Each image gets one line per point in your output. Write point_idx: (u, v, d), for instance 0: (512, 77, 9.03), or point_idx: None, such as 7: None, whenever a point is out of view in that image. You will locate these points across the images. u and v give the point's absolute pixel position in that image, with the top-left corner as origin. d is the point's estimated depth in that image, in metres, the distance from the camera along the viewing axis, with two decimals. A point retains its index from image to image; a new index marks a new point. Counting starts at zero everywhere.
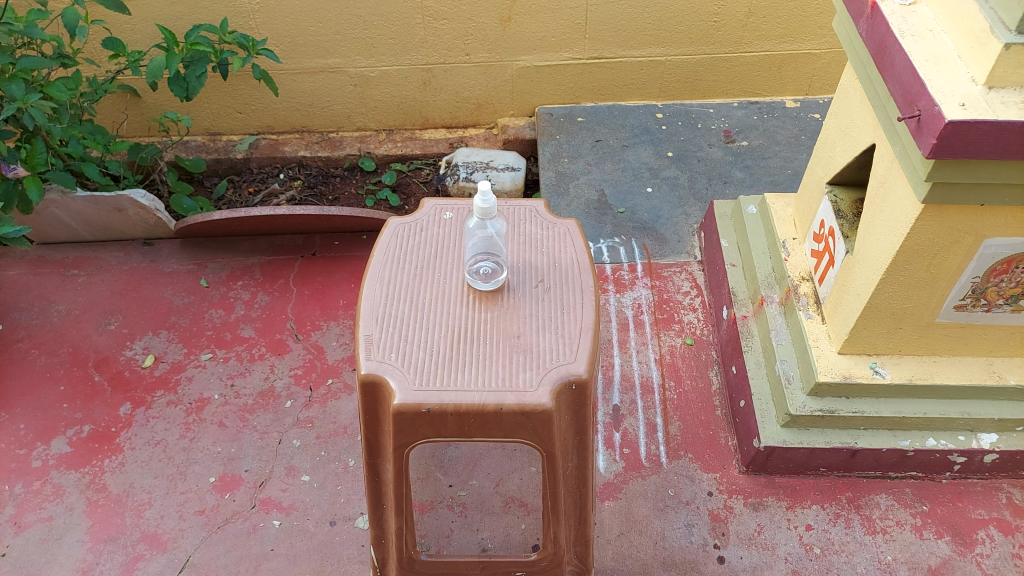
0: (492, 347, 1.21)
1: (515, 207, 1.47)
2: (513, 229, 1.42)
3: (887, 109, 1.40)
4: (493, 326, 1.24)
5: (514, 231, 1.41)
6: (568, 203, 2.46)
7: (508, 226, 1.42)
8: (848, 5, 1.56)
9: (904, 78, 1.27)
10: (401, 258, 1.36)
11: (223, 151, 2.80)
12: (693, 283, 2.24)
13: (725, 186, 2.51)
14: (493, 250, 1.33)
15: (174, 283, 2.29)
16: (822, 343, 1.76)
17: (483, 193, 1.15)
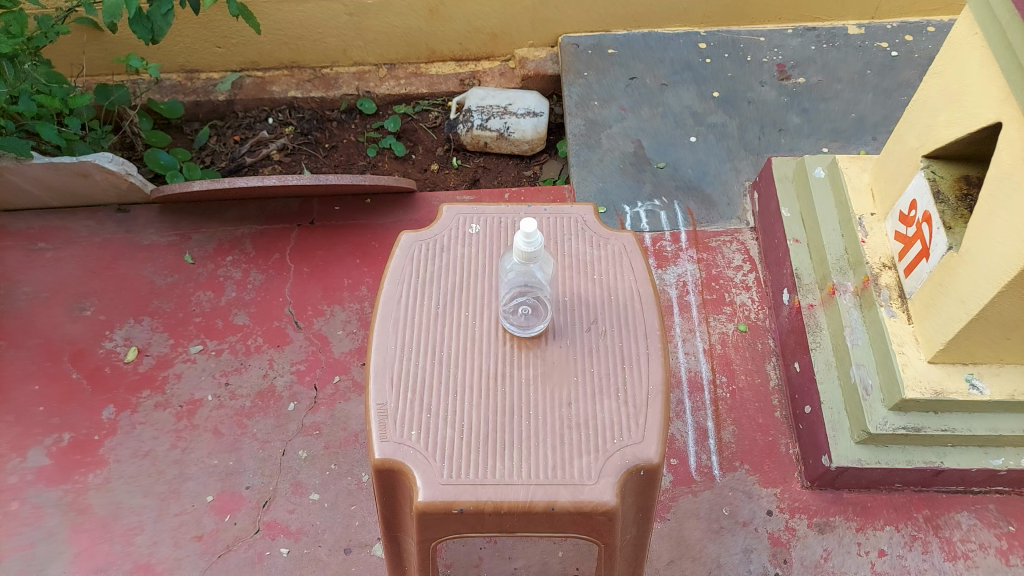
0: (539, 420, 0.99)
1: (563, 215, 1.23)
2: (557, 251, 1.18)
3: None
4: (537, 392, 1.02)
5: (560, 254, 1.17)
6: (600, 157, 2.16)
7: (549, 246, 1.18)
8: None
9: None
10: (419, 291, 1.13)
11: (202, 92, 2.45)
12: (746, 256, 1.96)
13: (780, 136, 2.18)
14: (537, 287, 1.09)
15: (155, 258, 2.02)
16: (908, 349, 1.51)
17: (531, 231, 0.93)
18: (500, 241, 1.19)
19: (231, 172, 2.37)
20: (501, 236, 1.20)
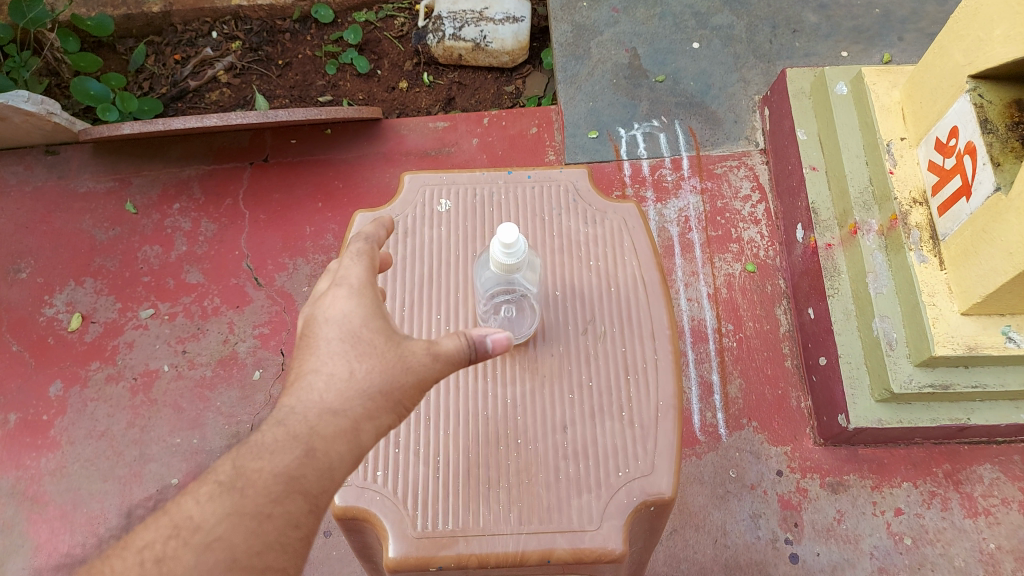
0: (534, 450, 0.97)
1: (557, 177, 1.22)
2: (549, 229, 1.17)
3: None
4: (531, 416, 0.99)
5: (556, 235, 1.15)
6: (590, 70, 1.91)
7: (540, 222, 1.17)
8: None
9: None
10: (385, 283, 1.13)
11: (133, 3, 2.14)
12: (755, 184, 1.75)
13: (794, 38, 1.91)
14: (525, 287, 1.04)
15: (93, 208, 1.80)
16: (939, 300, 1.34)
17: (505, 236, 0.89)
18: (471, 220, 1.18)
19: (174, 98, 2.09)
20: (474, 212, 1.19)
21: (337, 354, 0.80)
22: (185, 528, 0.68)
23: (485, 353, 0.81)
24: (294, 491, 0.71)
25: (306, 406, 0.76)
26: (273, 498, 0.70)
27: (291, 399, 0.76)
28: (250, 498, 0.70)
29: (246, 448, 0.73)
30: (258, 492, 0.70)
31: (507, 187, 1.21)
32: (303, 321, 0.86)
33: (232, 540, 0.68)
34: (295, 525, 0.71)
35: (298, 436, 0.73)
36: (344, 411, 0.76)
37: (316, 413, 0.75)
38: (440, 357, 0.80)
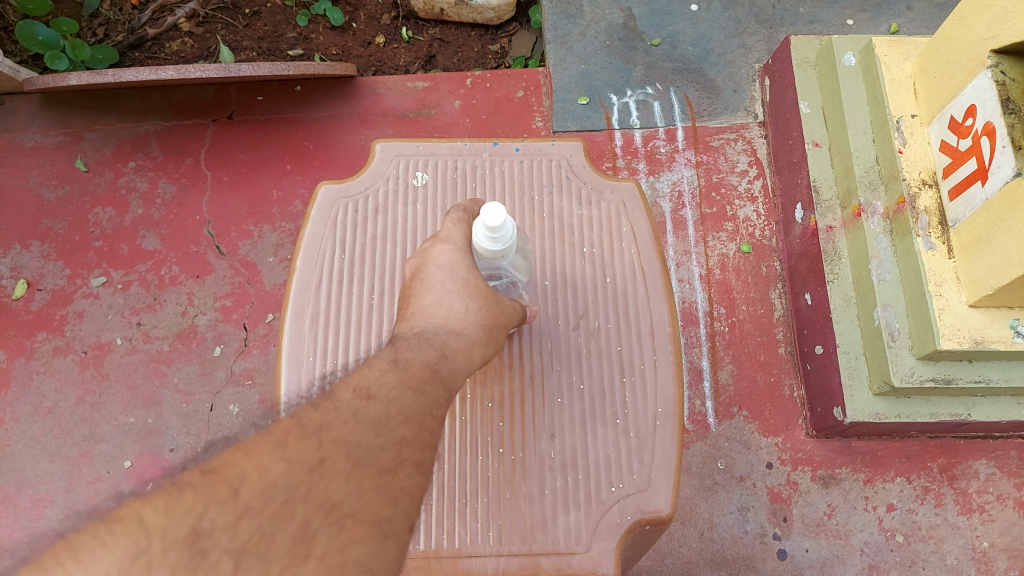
0: (524, 461, 1.01)
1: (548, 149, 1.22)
2: (542, 209, 1.16)
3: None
4: (521, 425, 1.03)
5: (551, 216, 1.15)
6: (582, 30, 1.78)
7: (533, 198, 1.17)
8: None
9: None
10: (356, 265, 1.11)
11: None
12: (753, 159, 1.66)
13: (798, 3, 1.79)
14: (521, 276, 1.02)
15: (40, 164, 1.65)
16: (946, 289, 1.26)
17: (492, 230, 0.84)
18: (448, 195, 1.17)
19: (132, 46, 1.94)
20: (453, 187, 1.17)
21: (452, 291, 0.92)
22: (367, 392, 0.80)
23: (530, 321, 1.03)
24: (441, 381, 0.85)
25: (437, 318, 0.90)
26: (427, 380, 0.83)
27: (419, 318, 0.91)
28: (413, 374, 0.83)
29: (395, 347, 0.87)
30: (415, 376, 0.83)
31: (491, 160, 1.20)
32: (408, 270, 0.97)
33: (404, 401, 0.80)
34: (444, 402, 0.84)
35: (434, 344, 0.88)
36: (463, 334, 0.90)
37: (447, 329, 0.89)
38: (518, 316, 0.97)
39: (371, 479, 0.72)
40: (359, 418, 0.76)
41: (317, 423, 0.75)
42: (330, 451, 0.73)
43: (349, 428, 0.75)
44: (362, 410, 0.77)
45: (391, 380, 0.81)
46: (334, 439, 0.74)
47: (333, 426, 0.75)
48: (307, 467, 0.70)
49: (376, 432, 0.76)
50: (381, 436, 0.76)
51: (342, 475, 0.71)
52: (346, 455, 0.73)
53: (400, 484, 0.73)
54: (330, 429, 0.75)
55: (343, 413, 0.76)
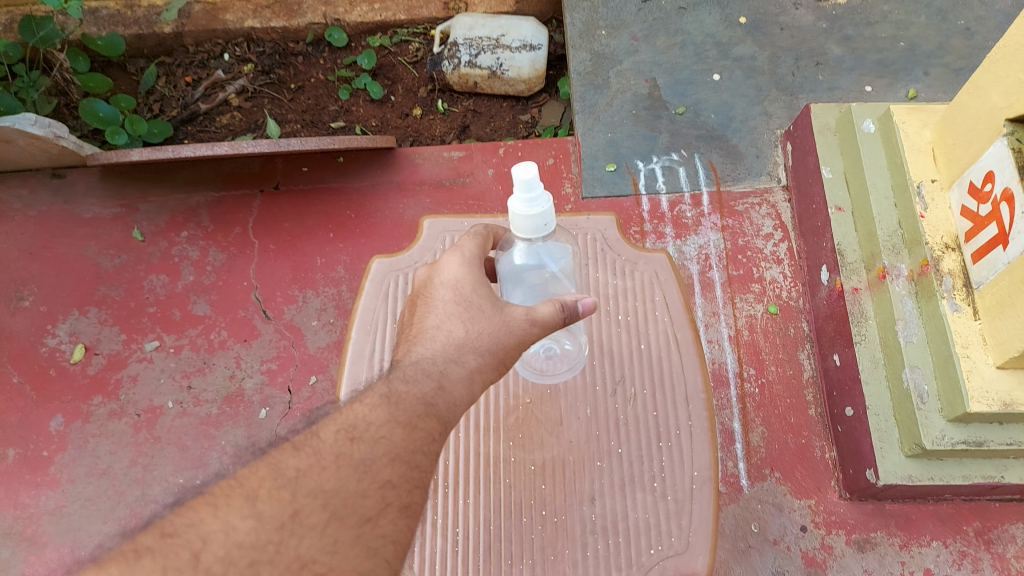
0: (565, 520, 1.11)
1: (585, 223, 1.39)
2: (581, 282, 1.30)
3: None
4: (562, 485, 1.14)
5: (585, 287, 1.30)
6: (609, 101, 1.86)
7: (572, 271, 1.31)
8: None
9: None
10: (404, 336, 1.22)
11: (144, 23, 2.10)
12: (777, 221, 1.71)
13: (817, 71, 1.86)
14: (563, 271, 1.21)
15: (99, 235, 1.76)
16: (973, 352, 1.28)
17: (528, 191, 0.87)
18: None
19: (185, 121, 2.06)
20: None
21: (454, 314, 0.91)
22: (352, 431, 0.81)
23: (576, 316, 0.93)
24: (433, 417, 0.84)
25: (436, 347, 0.89)
26: (420, 414, 0.83)
27: (421, 344, 0.90)
28: (403, 411, 0.83)
29: (395, 377, 0.87)
30: (409, 412, 0.83)
31: None
32: (421, 276, 0.99)
33: (393, 441, 0.81)
34: (433, 440, 0.83)
35: (432, 374, 0.86)
36: (464, 360, 0.88)
37: (445, 356, 0.88)
38: (537, 322, 0.90)
39: (355, 526, 0.75)
40: (345, 461, 0.79)
41: (295, 470, 0.77)
42: (308, 502, 0.75)
43: (329, 477, 0.77)
44: (345, 457, 0.79)
45: (379, 418, 0.82)
46: (313, 488, 0.76)
47: (307, 476, 0.77)
48: (281, 520, 0.73)
49: (358, 477, 0.78)
50: (363, 481, 0.78)
51: (315, 530, 0.74)
52: (324, 505, 0.75)
53: (383, 530, 0.76)
54: (304, 478, 0.77)
55: (324, 463, 0.78)
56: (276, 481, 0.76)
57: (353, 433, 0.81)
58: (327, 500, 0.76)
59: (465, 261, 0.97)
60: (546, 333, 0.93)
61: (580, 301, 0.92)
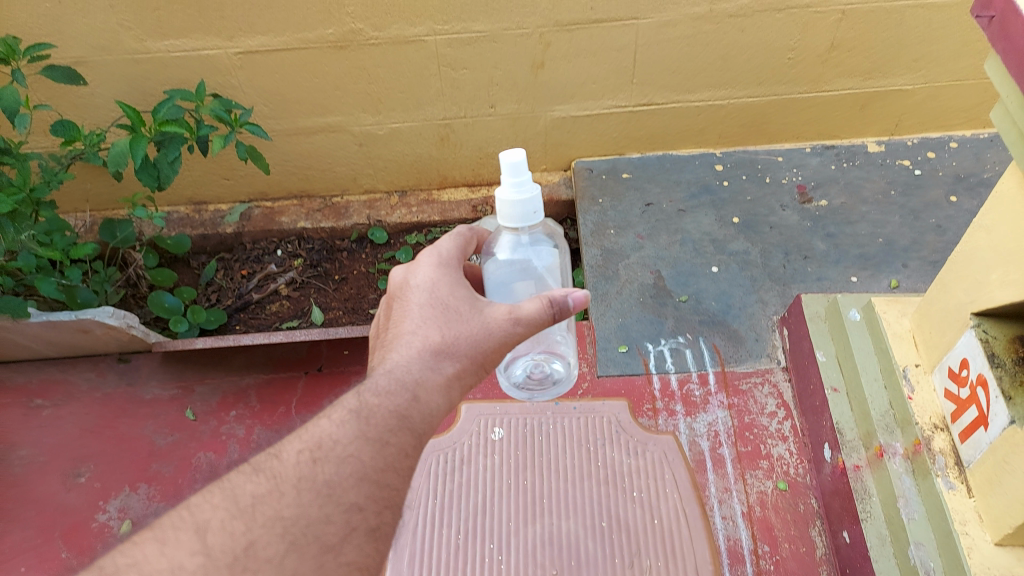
0: None
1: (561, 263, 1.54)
2: (601, 458, 1.75)
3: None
4: None
5: (608, 466, 1.73)
6: (619, 290, 2.08)
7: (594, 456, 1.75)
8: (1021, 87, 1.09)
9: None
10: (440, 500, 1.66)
11: (209, 225, 2.40)
12: (780, 400, 1.84)
13: (805, 263, 2.08)
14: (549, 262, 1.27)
15: (156, 414, 1.92)
16: (972, 529, 1.36)
17: (517, 181, 1.06)
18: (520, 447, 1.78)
19: (239, 309, 2.29)
20: (523, 437, 1.79)
21: (429, 320, 1.06)
22: (315, 451, 0.92)
23: (566, 310, 1.05)
24: (407, 426, 0.97)
25: (410, 353, 1.03)
26: (392, 429, 0.96)
27: (396, 352, 1.04)
28: (375, 426, 0.95)
29: (370, 388, 0.99)
30: (383, 421, 0.96)
31: (554, 417, 1.83)
32: (405, 291, 1.12)
33: (361, 458, 0.92)
34: (406, 454, 0.96)
35: (406, 386, 1.00)
36: (441, 366, 1.02)
37: (420, 363, 1.02)
38: (520, 320, 1.04)
39: (315, 554, 0.85)
40: (307, 486, 0.89)
41: (251, 497, 0.87)
42: (264, 532, 0.85)
43: (289, 506, 0.87)
44: (307, 480, 0.89)
45: (347, 436, 0.94)
46: (272, 516, 0.86)
47: (265, 504, 0.87)
48: (234, 555, 0.82)
49: (319, 502, 0.88)
50: (326, 505, 0.88)
51: (272, 560, 0.83)
52: (282, 536, 0.85)
53: (344, 558, 0.85)
54: (261, 506, 0.87)
55: (282, 492, 0.88)
56: (227, 512, 0.86)
57: (319, 452, 0.92)
58: (286, 527, 0.85)
59: (435, 270, 1.13)
60: (530, 332, 1.06)
61: (572, 293, 1.05)
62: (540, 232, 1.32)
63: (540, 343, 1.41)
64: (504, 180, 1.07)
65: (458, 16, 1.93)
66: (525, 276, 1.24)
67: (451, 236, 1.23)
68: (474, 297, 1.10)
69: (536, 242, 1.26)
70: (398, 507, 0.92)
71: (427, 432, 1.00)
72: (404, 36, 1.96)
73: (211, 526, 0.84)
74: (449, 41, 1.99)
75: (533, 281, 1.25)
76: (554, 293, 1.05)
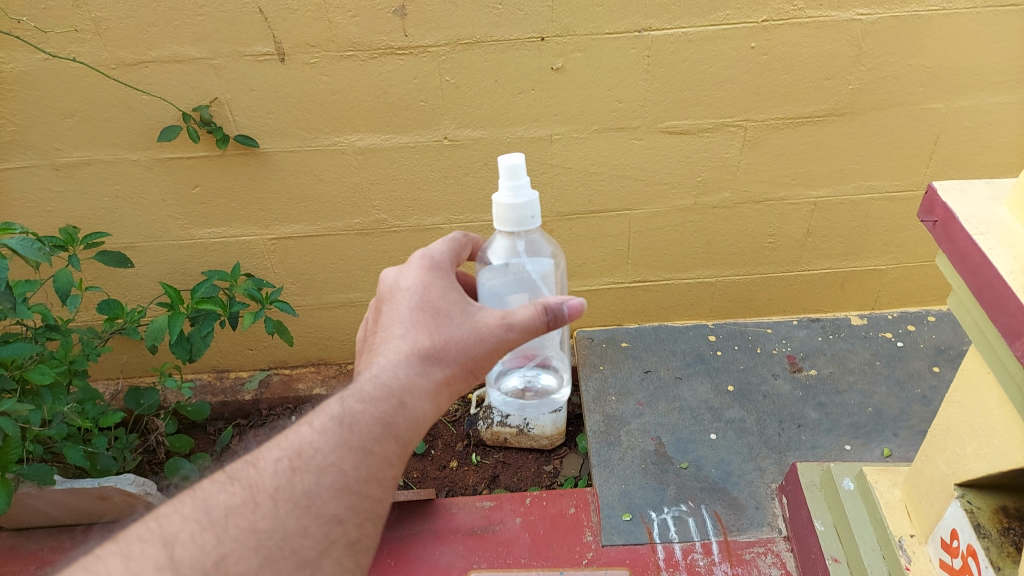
0: None
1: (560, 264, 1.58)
2: None
3: (987, 322, 1.16)
4: None
5: None
6: (621, 457, 2.15)
7: None
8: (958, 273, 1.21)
9: (1010, 305, 1.04)
10: None
11: (230, 391, 2.54)
12: (783, 571, 1.85)
13: (799, 430, 2.17)
14: (544, 268, 1.28)
15: None
16: None
17: (510, 172, 1.08)
18: None
19: None
20: None
21: (418, 324, 1.07)
22: (294, 462, 0.95)
23: (560, 317, 1.06)
24: (391, 434, 1.01)
25: (397, 355, 1.06)
26: (376, 438, 0.99)
27: (383, 353, 1.07)
28: (356, 435, 0.98)
29: (354, 393, 1.02)
30: (366, 429, 0.99)
31: None
32: (392, 296, 1.12)
33: (342, 467, 0.95)
34: (389, 463, 0.99)
35: (393, 393, 1.02)
36: (430, 372, 1.04)
37: (408, 366, 1.05)
38: (512, 324, 1.06)
39: (291, 569, 0.87)
40: (284, 496, 0.91)
41: (223, 509, 0.90)
42: (235, 547, 0.87)
43: (264, 518, 0.89)
44: (284, 490, 0.92)
45: (328, 445, 0.97)
46: (246, 528, 0.88)
47: (239, 515, 0.89)
48: (203, 570, 0.84)
49: (297, 514, 0.91)
50: (303, 517, 0.91)
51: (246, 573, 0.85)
52: (256, 551, 0.87)
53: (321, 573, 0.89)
54: (234, 518, 0.89)
55: (257, 503, 0.91)
56: (197, 524, 0.89)
57: (298, 460, 0.95)
58: (259, 539, 0.88)
59: (426, 271, 1.15)
60: (527, 336, 1.08)
61: (568, 300, 1.06)
62: (539, 239, 1.35)
63: (529, 357, 1.42)
64: (501, 183, 1.09)
65: (471, 209, 2.17)
66: (518, 285, 1.26)
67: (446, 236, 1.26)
68: (466, 299, 1.12)
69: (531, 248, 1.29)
70: (378, 518, 0.97)
71: (413, 438, 1.03)
72: (423, 224, 2.20)
73: (179, 538, 0.87)
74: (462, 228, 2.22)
75: (526, 289, 1.28)
76: (548, 301, 1.06)
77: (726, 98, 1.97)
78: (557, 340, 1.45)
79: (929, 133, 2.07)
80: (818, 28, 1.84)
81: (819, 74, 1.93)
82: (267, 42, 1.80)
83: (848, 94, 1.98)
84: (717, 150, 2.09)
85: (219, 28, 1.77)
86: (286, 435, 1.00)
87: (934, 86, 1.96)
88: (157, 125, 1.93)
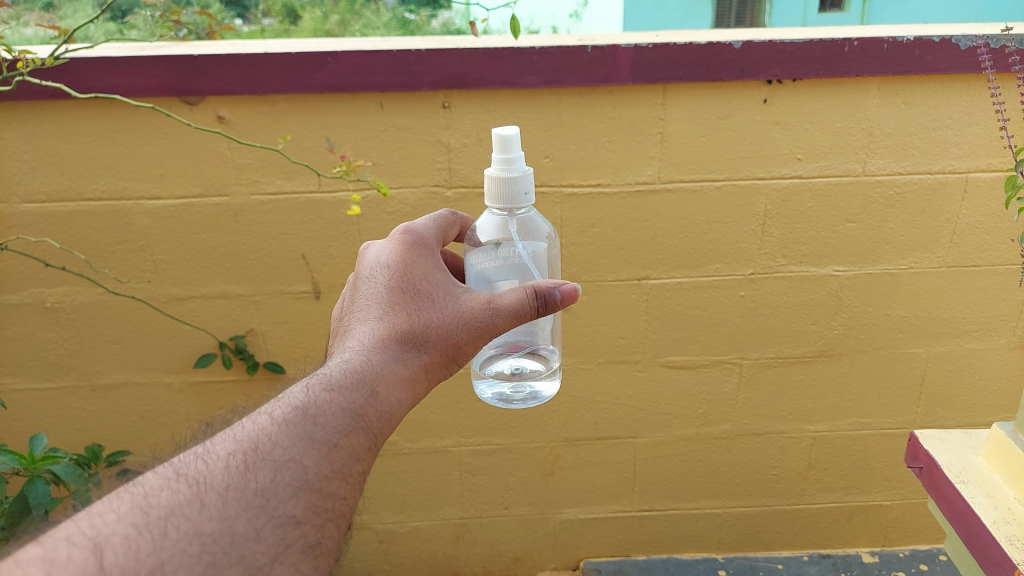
0: None
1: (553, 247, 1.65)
2: None
3: (978, 570, 1.19)
4: None
5: None
6: None
7: None
8: (937, 501, 1.28)
9: (997, 554, 1.08)
10: None
11: None
12: None
13: None
14: (534, 248, 1.37)
15: None
16: None
17: (506, 141, 1.17)
18: None
19: None
20: None
21: (398, 310, 1.17)
22: (249, 459, 0.91)
23: (551, 302, 1.16)
24: (359, 426, 1.02)
25: (376, 343, 1.12)
26: (342, 432, 0.99)
27: (357, 340, 1.13)
28: (321, 427, 0.98)
29: (324, 383, 1.04)
30: (332, 422, 0.99)
31: None
32: (377, 282, 1.21)
33: (304, 464, 0.93)
34: (357, 457, 0.99)
35: (366, 382, 1.07)
36: (408, 359, 1.14)
37: (382, 354, 1.12)
38: (499, 311, 1.16)
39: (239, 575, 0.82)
40: (235, 496, 0.87)
41: (164, 509, 0.83)
42: (176, 551, 0.80)
43: (211, 520, 0.84)
44: (235, 490, 0.88)
45: (287, 440, 0.94)
46: (189, 531, 0.82)
47: (181, 516, 0.83)
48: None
49: (249, 514, 0.87)
50: (259, 517, 0.87)
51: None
52: (199, 557, 0.81)
53: None
54: (176, 519, 0.82)
55: (204, 503, 0.85)
56: (132, 527, 0.80)
57: (254, 456, 0.91)
58: (204, 543, 0.82)
59: (408, 265, 1.23)
60: (509, 326, 1.18)
61: (560, 285, 1.15)
62: (535, 221, 1.43)
63: (518, 347, 1.45)
64: (494, 158, 1.19)
65: (481, 432, 2.27)
66: (506, 268, 1.36)
67: (431, 221, 1.37)
68: (447, 284, 1.23)
69: (523, 231, 1.37)
70: (339, 520, 0.95)
71: (381, 430, 1.05)
72: (433, 446, 2.29)
73: (111, 541, 0.78)
74: (471, 451, 2.30)
75: (514, 273, 1.36)
76: (540, 285, 1.16)
77: (720, 339, 2.14)
78: (546, 330, 1.50)
79: (913, 376, 2.20)
80: (799, 283, 2.06)
81: (803, 321, 2.11)
82: (305, 282, 2.01)
83: (832, 338, 2.14)
84: (716, 385, 2.22)
85: (265, 270, 1.98)
86: (241, 426, 0.97)
87: (913, 333, 2.13)
88: (195, 351, 2.09)
